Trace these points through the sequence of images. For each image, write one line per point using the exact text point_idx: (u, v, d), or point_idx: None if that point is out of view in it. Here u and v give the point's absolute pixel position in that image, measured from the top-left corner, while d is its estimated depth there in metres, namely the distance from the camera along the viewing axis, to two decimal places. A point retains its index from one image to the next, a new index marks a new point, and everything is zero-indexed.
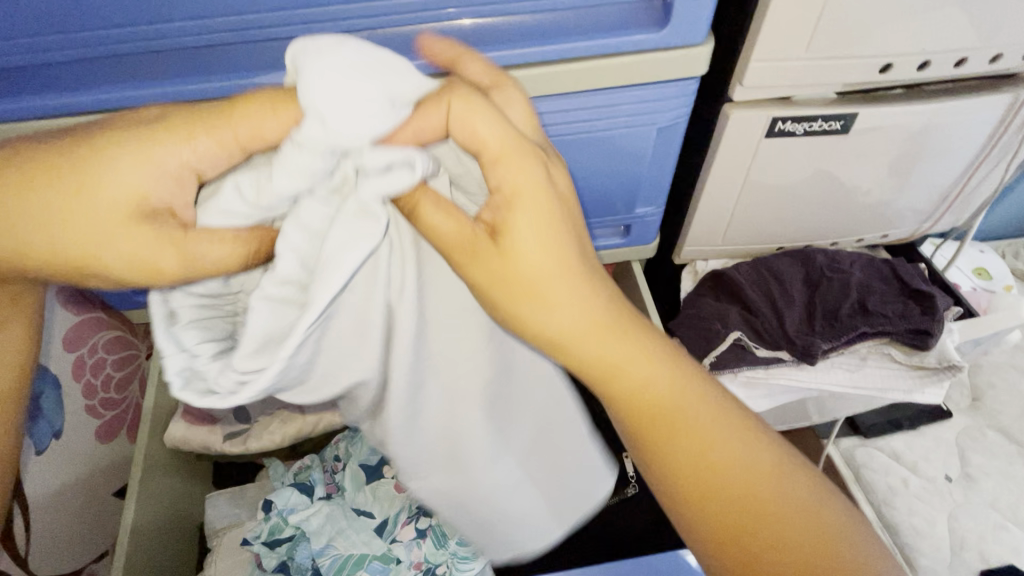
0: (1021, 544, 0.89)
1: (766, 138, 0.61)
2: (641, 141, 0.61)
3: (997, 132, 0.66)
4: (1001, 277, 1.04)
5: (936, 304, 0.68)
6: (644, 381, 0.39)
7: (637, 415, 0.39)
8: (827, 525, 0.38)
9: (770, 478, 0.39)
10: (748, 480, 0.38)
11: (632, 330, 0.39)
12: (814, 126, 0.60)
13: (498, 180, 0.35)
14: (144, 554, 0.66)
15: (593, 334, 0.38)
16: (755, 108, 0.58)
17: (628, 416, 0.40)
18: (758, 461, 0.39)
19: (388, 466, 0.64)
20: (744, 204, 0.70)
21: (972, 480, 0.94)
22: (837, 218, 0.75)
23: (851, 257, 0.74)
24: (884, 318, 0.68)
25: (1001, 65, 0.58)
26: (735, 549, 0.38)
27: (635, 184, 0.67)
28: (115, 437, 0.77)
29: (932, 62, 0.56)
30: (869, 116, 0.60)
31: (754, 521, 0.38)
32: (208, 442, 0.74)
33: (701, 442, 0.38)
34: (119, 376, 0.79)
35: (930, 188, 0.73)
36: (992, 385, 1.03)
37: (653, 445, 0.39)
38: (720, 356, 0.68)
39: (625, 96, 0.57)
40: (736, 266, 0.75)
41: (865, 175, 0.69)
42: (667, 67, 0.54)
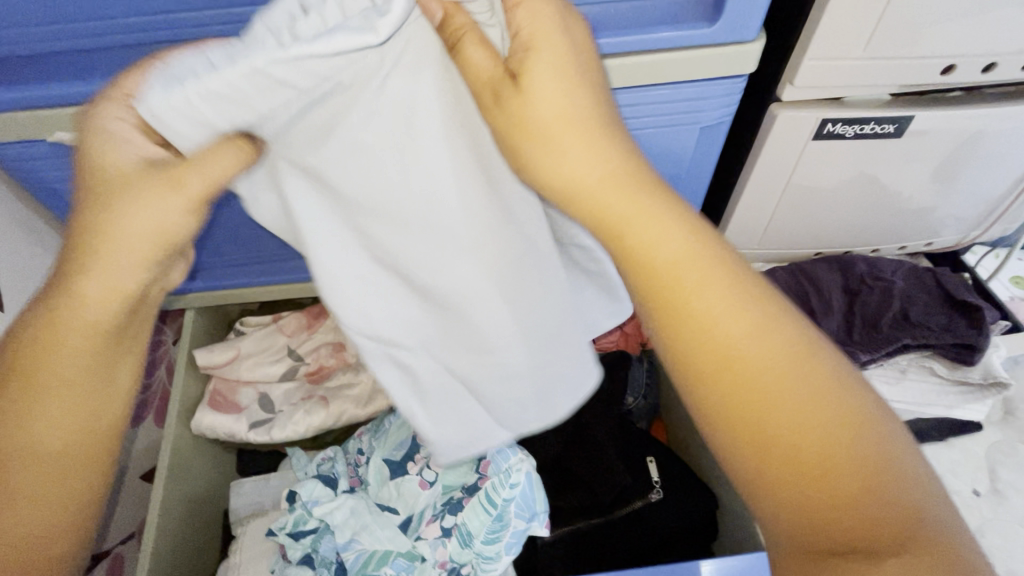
0: None
1: (813, 140, 0.59)
2: (682, 140, 0.60)
3: None
4: None
5: (984, 317, 0.65)
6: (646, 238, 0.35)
7: (645, 279, 0.35)
8: (850, 417, 0.32)
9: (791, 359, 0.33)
10: (763, 353, 0.33)
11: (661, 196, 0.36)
12: (865, 129, 0.58)
13: (518, 27, 0.34)
14: (171, 538, 0.67)
15: (604, 185, 0.35)
16: (804, 109, 0.56)
17: (634, 278, 0.35)
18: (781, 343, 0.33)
19: (412, 462, 0.64)
20: (784, 207, 0.68)
21: (1003, 496, 0.92)
22: (879, 224, 0.73)
23: (893, 265, 0.72)
24: (927, 330, 0.65)
25: None
26: (746, 433, 0.32)
27: (671, 184, 0.65)
28: (142, 422, 0.78)
29: (998, 64, 0.53)
30: (925, 119, 0.57)
31: (768, 398, 0.32)
32: (233, 430, 0.74)
33: (710, 304, 0.33)
34: (148, 361, 0.80)
35: (982, 196, 0.70)
36: None
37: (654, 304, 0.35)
38: None
39: (668, 94, 0.55)
40: (771, 270, 0.73)
41: (914, 181, 0.66)
42: (714, 65, 0.52)
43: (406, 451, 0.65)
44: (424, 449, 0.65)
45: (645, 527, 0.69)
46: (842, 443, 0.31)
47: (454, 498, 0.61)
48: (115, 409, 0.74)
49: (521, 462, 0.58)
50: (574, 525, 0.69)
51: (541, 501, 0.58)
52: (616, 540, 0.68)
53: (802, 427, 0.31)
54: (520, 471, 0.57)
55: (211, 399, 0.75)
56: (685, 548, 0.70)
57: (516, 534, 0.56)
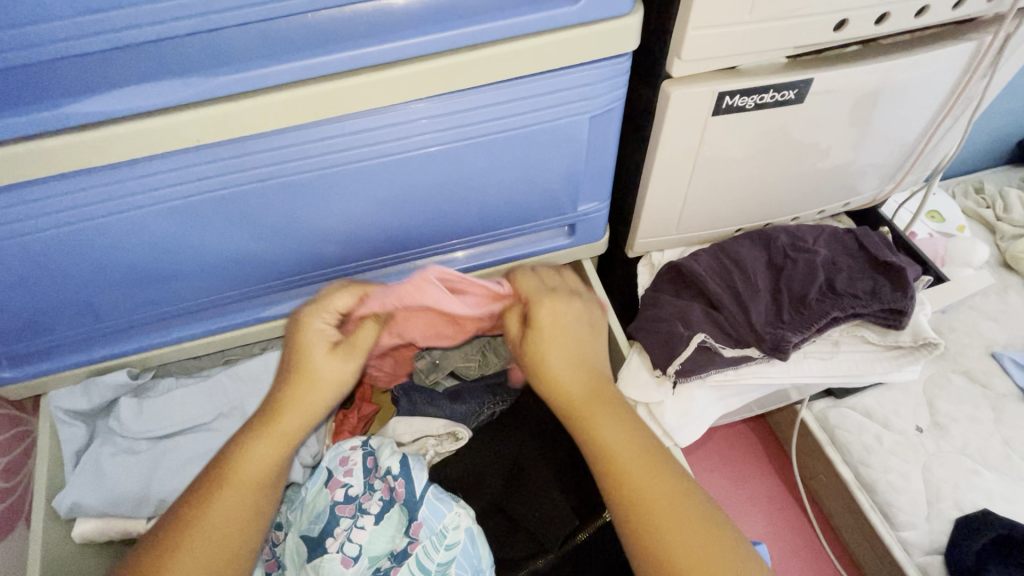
0: (992, 487, 0.91)
1: (713, 116, 0.54)
2: (573, 134, 0.53)
3: (959, 84, 0.60)
4: (953, 219, 1.16)
5: (906, 278, 0.63)
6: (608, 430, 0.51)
7: (646, 516, 0.48)
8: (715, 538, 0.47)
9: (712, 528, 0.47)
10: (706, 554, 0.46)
11: (656, 459, 0.51)
12: (765, 98, 0.53)
13: (574, 391, 0.53)
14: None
15: (633, 457, 0.50)
16: (698, 84, 0.51)
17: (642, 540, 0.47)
18: (701, 501, 0.49)
19: (331, 538, 0.56)
20: (697, 187, 0.63)
21: (942, 428, 0.96)
22: (797, 190, 0.69)
23: (814, 231, 0.69)
24: (856, 299, 0.62)
25: (963, 10, 0.51)
26: (625, 509, 0.48)
27: (572, 182, 0.59)
28: (9, 533, 0.67)
29: (890, 14, 0.48)
30: (825, 79, 0.53)
31: (653, 516, 0.47)
32: (129, 528, 0.64)
33: (654, 502, 0.48)
34: (6, 462, 0.68)
35: (892, 148, 0.67)
36: (954, 330, 1.08)
37: (601, 454, 0.51)
38: (686, 362, 0.61)
39: (545, 84, 0.48)
40: (694, 255, 0.68)
41: (827, 141, 0.62)
42: (589, 48, 0.46)
43: (324, 525, 0.58)
44: (345, 520, 0.58)
45: (601, 558, 0.61)
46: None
47: (382, 571, 0.55)
48: None
49: (458, 518, 0.55)
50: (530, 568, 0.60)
51: (486, 558, 0.56)
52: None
53: (701, 570, 0.45)
54: (457, 529, 0.55)
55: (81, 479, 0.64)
56: None
57: None
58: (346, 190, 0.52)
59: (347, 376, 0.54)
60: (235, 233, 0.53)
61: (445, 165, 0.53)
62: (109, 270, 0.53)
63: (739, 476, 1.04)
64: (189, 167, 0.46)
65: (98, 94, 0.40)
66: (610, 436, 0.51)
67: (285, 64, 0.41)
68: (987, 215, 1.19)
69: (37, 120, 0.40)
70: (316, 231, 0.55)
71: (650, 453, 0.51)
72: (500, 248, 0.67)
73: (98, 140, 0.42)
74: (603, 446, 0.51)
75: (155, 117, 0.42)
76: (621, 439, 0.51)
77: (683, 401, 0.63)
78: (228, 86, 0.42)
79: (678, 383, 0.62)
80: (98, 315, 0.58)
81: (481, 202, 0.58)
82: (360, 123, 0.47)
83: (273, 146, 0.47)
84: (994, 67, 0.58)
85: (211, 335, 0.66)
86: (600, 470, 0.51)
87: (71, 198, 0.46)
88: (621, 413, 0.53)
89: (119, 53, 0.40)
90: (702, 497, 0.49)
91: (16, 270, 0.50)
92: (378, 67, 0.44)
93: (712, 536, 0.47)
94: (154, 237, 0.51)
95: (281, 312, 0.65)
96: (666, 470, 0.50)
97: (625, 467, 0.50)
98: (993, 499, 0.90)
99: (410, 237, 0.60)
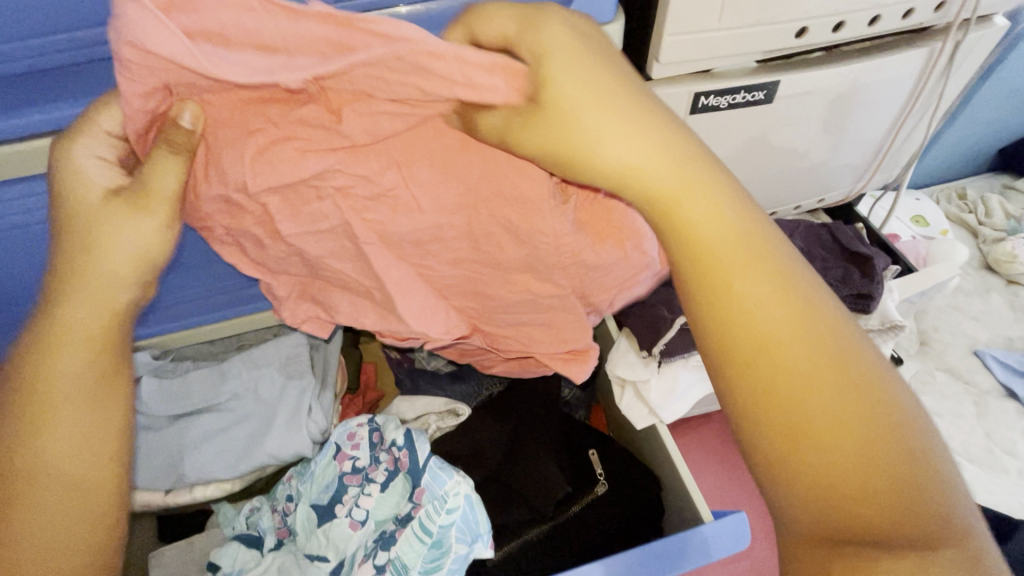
0: (974, 478, 0.95)
1: (691, 115, 0.59)
2: None
3: (917, 86, 0.65)
4: (937, 223, 1.21)
5: (875, 266, 0.68)
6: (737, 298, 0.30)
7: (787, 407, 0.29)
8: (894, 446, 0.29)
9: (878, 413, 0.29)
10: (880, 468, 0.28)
11: (811, 325, 0.30)
12: (737, 99, 0.58)
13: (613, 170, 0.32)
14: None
15: (777, 310, 0.30)
16: (676, 85, 0.56)
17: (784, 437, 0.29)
18: (890, 399, 0.29)
19: (340, 504, 0.62)
20: None
21: None
22: (774, 186, 0.74)
23: (791, 225, 0.74)
24: (827, 285, 0.67)
25: (914, 19, 0.56)
26: (756, 394, 0.29)
27: None
28: None
29: (845, 22, 0.54)
30: (792, 82, 0.58)
31: (807, 409, 0.28)
32: (149, 500, 0.68)
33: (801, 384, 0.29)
34: None
35: (861, 147, 0.72)
36: (937, 329, 1.12)
37: (712, 310, 0.31)
38: (670, 343, 0.66)
39: None
40: None
41: (798, 140, 0.67)
42: None
43: (334, 494, 0.63)
44: (353, 488, 0.63)
45: (591, 529, 0.67)
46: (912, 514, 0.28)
47: (387, 532, 0.59)
48: None
49: (457, 486, 0.58)
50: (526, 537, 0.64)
51: (484, 523, 0.58)
52: (570, 544, 0.65)
53: (860, 482, 0.28)
54: (456, 495, 0.58)
55: None
56: (638, 536, 0.69)
57: (458, 559, 0.56)
58: None
59: (157, 229, 0.38)
60: None
61: None
62: None
63: None
64: None
65: None
66: (741, 293, 0.30)
67: None
68: (969, 220, 1.24)
69: None
70: None
71: (843, 369, 0.29)
72: None
73: None
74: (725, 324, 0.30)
75: None
76: (744, 279, 0.30)
77: (667, 380, 0.66)
78: None
79: (663, 362, 0.66)
80: None
81: None
82: None
83: None
84: (948, 71, 0.64)
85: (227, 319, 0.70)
86: (721, 348, 0.30)
87: None
88: (748, 257, 0.31)
89: None
90: (891, 393, 0.30)
91: None
92: None
93: (888, 443, 0.28)
94: None
95: None
96: (820, 340, 0.30)
97: (758, 322, 0.30)
98: (975, 490, 0.94)
99: None
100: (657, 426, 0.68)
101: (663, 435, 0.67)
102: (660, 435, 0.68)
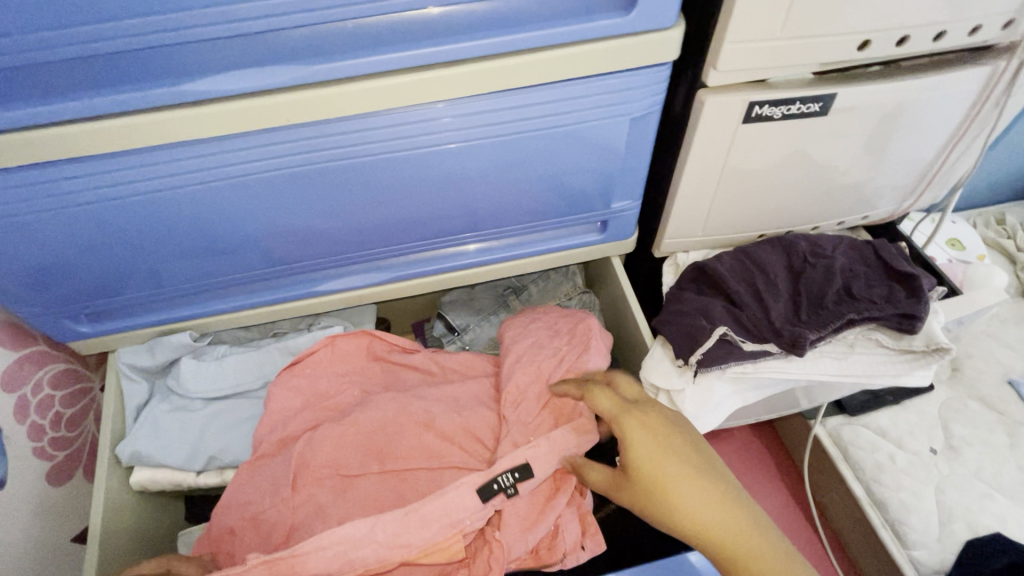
0: (1006, 511, 0.92)
1: (743, 124, 0.58)
2: (613, 135, 0.58)
3: (974, 106, 0.64)
4: (974, 247, 1.18)
5: (921, 287, 0.67)
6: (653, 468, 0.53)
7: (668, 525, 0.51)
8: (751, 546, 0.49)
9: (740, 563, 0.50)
10: (724, 537, 0.49)
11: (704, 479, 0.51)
12: (792, 109, 0.58)
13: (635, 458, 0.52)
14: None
15: (690, 496, 0.50)
16: (730, 93, 0.56)
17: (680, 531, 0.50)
18: (744, 512, 0.50)
19: None
20: (723, 192, 0.67)
21: (956, 451, 0.98)
22: (817, 201, 0.73)
23: (834, 241, 0.72)
24: (871, 303, 0.66)
25: (979, 37, 0.55)
26: (651, 503, 0.51)
27: (609, 180, 0.64)
28: (69, 478, 0.72)
29: (910, 37, 0.53)
30: (848, 95, 0.57)
31: (684, 503, 0.50)
32: (179, 478, 0.69)
33: (682, 493, 0.50)
34: (71, 413, 0.73)
35: (909, 167, 0.71)
36: (971, 355, 1.09)
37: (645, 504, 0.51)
38: (708, 352, 0.65)
39: (591, 88, 0.54)
40: (717, 256, 0.72)
41: (846, 156, 0.66)
42: (635, 55, 0.51)
43: None
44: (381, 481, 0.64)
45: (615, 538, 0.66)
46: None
47: None
48: (35, 469, 0.67)
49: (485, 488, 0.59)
50: None
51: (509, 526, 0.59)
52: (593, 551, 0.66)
53: (714, 532, 0.49)
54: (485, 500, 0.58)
55: (142, 429, 0.69)
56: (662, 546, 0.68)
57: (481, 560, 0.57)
58: (403, 174, 0.57)
59: None
60: (300, 209, 0.58)
61: (493, 159, 0.58)
62: (189, 238, 0.59)
63: (750, 489, 1.06)
64: (272, 145, 0.52)
65: (209, 76, 0.47)
66: (669, 472, 0.51)
67: (368, 57, 0.48)
68: (1008, 245, 1.21)
69: (155, 95, 0.46)
70: (371, 212, 0.61)
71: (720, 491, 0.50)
72: (535, 240, 0.72)
73: (202, 115, 0.48)
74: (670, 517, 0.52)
75: (251, 97, 0.48)
76: (669, 470, 0.51)
77: (702, 391, 0.66)
78: (318, 74, 0.48)
79: (699, 372, 0.66)
80: (168, 279, 0.64)
81: (522, 195, 0.63)
82: (422, 113, 0.53)
83: (346, 131, 0.52)
84: (1009, 92, 0.62)
85: (264, 306, 0.71)
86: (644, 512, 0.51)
87: (170, 166, 0.52)
88: (670, 451, 0.52)
89: (226, 41, 0.46)
90: (746, 512, 0.50)
91: (109, 232, 0.56)
92: (446, 64, 0.50)
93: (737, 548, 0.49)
94: (232, 209, 0.57)
95: (330, 289, 0.71)
96: (699, 459, 0.52)
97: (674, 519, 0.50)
98: (1006, 524, 0.91)
99: (452, 222, 0.65)
100: None
101: None
102: None
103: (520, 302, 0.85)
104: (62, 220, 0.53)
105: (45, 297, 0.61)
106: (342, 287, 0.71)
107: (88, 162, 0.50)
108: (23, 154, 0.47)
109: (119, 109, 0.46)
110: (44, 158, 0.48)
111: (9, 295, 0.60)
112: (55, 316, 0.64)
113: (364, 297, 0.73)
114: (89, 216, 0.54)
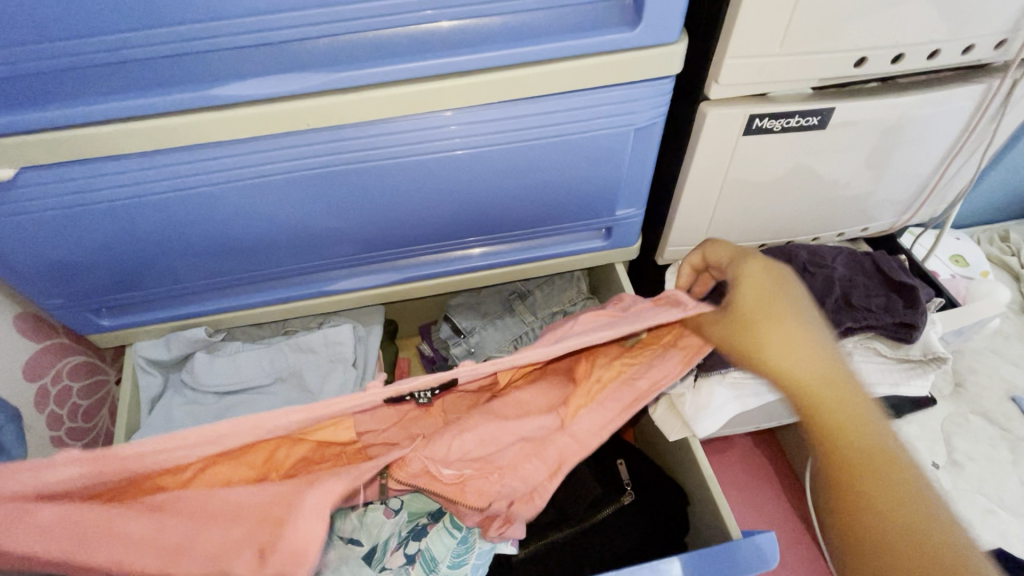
0: (1008, 527, 0.92)
1: (744, 136, 0.60)
2: (619, 143, 0.61)
3: (971, 122, 0.65)
4: (978, 264, 1.19)
5: (918, 296, 0.68)
6: (767, 349, 0.49)
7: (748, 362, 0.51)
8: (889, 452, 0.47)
9: (903, 463, 0.47)
10: (839, 410, 0.48)
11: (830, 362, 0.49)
12: (791, 122, 0.60)
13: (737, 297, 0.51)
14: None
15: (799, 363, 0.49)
16: (732, 106, 0.58)
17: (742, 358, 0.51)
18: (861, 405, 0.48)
19: None
20: (725, 201, 0.69)
21: (959, 466, 0.98)
22: (818, 212, 0.75)
23: (833, 252, 0.74)
24: (869, 313, 0.67)
25: (973, 56, 0.57)
26: (732, 340, 0.51)
27: (614, 187, 0.66)
28: None
29: (905, 55, 0.55)
30: (846, 110, 0.59)
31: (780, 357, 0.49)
32: None
33: (771, 347, 0.49)
34: (87, 404, 0.75)
35: (908, 180, 0.73)
36: (974, 371, 1.09)
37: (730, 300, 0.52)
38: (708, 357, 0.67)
39: (598, 98, 0.56)
40: None
41: (846, 168, 0.68)
42: (640, 68, 0.54)
43: None
44: None
45: (616, 538, 0.67)
46: (899, 523, 0.46)
47: (420, 524, 0.61)
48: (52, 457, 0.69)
49: None
50: (553, 538, 0.66)
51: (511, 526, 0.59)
52: (595, 551, 0.66)
53: (804, 387, 0.49)
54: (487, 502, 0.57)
55: (156, 421, 0.71)
56: (663, 549, 0.68)
57: (482, 555, 0.58)
58: (417, 177, 0.60)
59: None
60: (316, 210, 0.61)
61: (503, 165, 0.60)
62: (210, 236, 0.61)
63: (752, 500, 1.07)
64: (292, 147, 0.55)
65: (236, 81, 0.49)
66: (813, 345, 0.49)
67: (386, 66, 0.50)
68: (1011, 263, 1.22)
69: (184, 98, 0.49)
70: (385, 214, 0.63)
71: (824, 372, 0.49)
72: (542, 245, 0.74)
73: (227, 117, 0.50)
74: (807, 378, 0.49)
75: (274, 102, 0.51)
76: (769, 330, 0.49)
77: (703, 395, 0.67)
78: (339, 81, 0.50)
79: (699, 377, 0.67)
80: (186, 275, 0.66)
81: (529, 201, 0.65)
82: (437, 120, 0.55)
83: (363, 135, 0.55)
84: (1003, 109, 0.64)
85: (278, 303, 0.73)
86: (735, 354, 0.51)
87: (195, 167, 0.54)
88: (772, 300, 0.50)
89: (252, 50, 0.49)
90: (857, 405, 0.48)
91: (133, 228, 0.58)
92: (460, 74, 0.52)
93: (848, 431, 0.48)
94: (251, 208, 0.59)
95: (342, 288, 0.73)
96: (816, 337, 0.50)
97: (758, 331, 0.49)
98: (1009, 540, 0.91)
99: (463, 226, 0.68)
100: (691, 439, 0.69)
101: (696, 449, 0.67)
102: (693, 448, 0.68)
103: (526, 306, 0.87)
104: (90, 216, 0.56)
105: (69, 290, 0.64)
106: (353, 287, 0.73)
107: (118, 161, 0.53)
108: (60, 152, 0.50)
109: (149, 111, 0.49)
110: (78, 156, 0.51)
111: (34, 286, 0.62)
112: (77, 309, 0.66)
113: (374, 297, 0.75)
114: (117, 212, 0.56)
